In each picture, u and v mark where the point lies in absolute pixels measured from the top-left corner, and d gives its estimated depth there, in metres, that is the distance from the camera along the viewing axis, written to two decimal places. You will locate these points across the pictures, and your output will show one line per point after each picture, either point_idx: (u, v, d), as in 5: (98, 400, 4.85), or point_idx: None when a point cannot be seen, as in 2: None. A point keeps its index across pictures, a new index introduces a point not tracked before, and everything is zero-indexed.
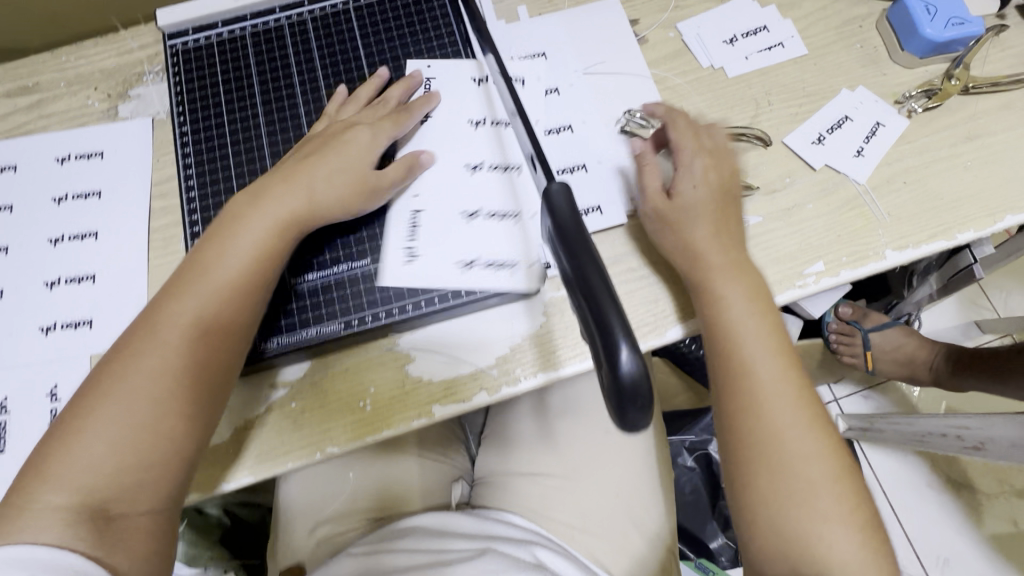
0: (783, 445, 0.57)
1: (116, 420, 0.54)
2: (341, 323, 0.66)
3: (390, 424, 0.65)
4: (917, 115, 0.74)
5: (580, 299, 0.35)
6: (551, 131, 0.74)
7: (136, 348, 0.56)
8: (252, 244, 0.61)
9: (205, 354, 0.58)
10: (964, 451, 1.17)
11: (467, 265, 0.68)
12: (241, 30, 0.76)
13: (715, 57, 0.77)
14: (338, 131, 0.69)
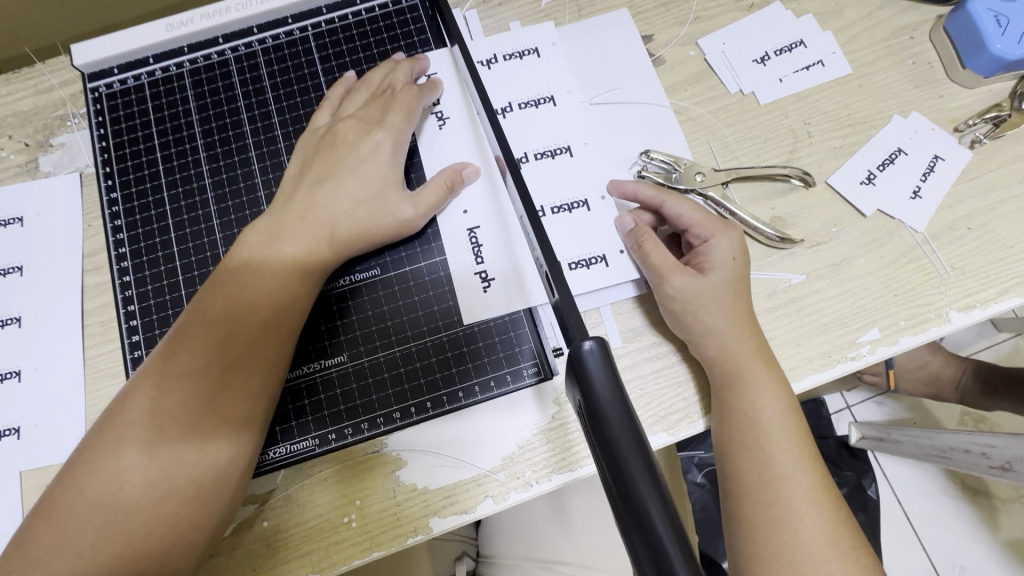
0: (822, 571, 0.46)
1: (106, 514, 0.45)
2: (315, 439, 0.57)
3: (381, 543, 0.55)
4: (982, 146, 0.63)
5: (639, 541, 0.29)
6: (541, 155, 0.63)
7: (101, 457, 0.46)
8: (232, 327, 0.50)
9: (185, 466, 0.47)
10: (990, 472, 0.91)
11: (475, 348, 0.58)
12: (178, 68, 0.64)
13: (745, 80, 0.66)
14: (350, 138, 0.58)
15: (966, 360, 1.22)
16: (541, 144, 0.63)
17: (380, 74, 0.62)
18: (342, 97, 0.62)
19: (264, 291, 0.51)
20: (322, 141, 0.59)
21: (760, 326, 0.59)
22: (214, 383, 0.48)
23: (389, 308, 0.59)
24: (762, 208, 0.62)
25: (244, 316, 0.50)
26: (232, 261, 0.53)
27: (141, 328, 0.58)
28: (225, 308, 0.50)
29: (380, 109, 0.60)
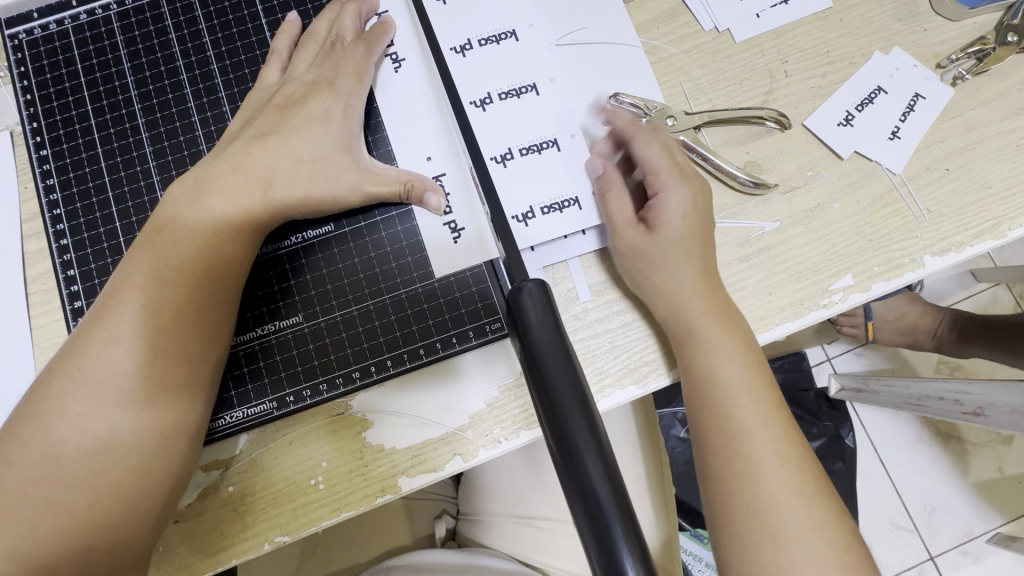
0: (789, 515, 0.46)
1: (48, 482, 0.45)
2: (272, 402, 0.55)
3: (349, 504, 0.54)
4: (964, 83, 0.61)
5: (578, 502, 0.30)
6: (505, 96, 0.60)
7: (33, 431, 0.45)
8: (159, 293, 0.48)
9: (123, 437, 0.46)
10: (960, 416, 0.94)
11: (446, 304, 0.56)
12: (103, 10, 0.58)
13: (720, 17, 0.62)
14: (296, 97, 0.54)
15: (943, 310, 1.23)
16: (505, 84, 0.60)
17: (325, 22, 0.57)
18: (288, 50, 0.57)
19: (192, 253, 0.49)
20: (266, 100, 0.55)
21: (731, 275, 0.58)
22: (144, 353, 0.47)
23: (344, 266, 0.57)
24: (736, 153, 0.60)
25: (172, 280, 0.48)
26: (168, 220, 0.50)
27: (83, 295, 0.56)
28: (151, 272, 0.48)
29: (328, 66, 0.56)
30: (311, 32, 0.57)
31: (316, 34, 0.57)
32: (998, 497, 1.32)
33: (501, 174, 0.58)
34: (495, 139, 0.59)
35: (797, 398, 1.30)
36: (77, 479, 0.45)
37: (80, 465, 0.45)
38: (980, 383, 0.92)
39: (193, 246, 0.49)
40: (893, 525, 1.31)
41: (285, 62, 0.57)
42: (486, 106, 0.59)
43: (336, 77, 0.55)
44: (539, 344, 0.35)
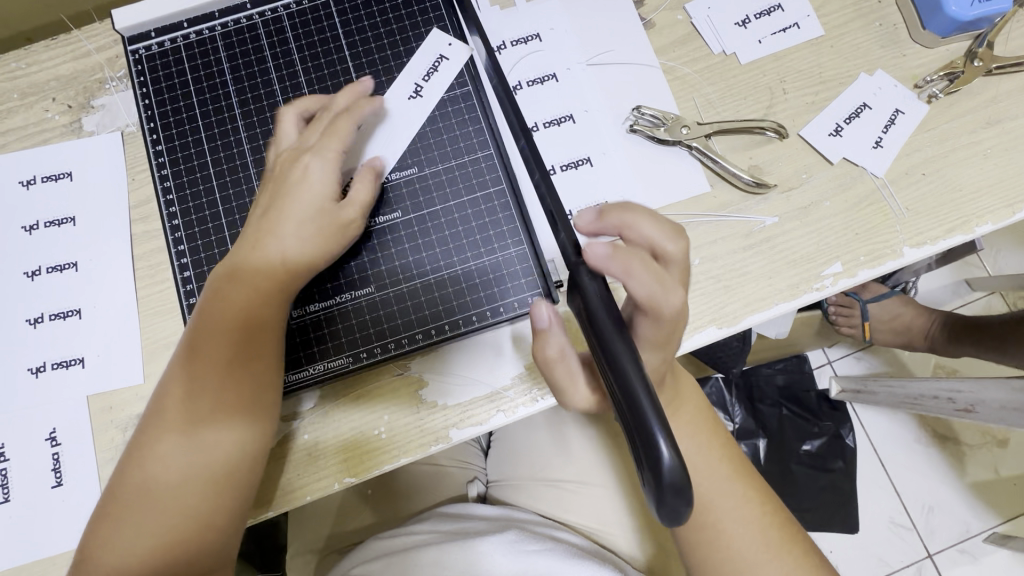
0: None
1: (149, 509, 0.54)
2: (348, 357, 0.64)
3: (408, 451, 0.64)
4: (938, 101, 0.70)
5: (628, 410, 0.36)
6: (549, 124, 0.70)
7: (132, 484, 0.55)
8: (225, 355, 0.56)
9: (206, 472, 0.55)
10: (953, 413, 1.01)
11: (495, 293, 0.65)
12: (209, 31, 0.69)
13: (727, 43, 0.72)
14: (285, 169, 0.59)
15: (936, 312, 1.31)
16: (548, 115, 0.70)
17: (347, 97, 0.63)
18: (294, 119, 0.63)
19: (241, 333, 0.56)
20: (274, 170, 0.61)
21: (736, 261, 0.67)
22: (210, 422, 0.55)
23: (411, 259, 0.66)
24: (741, 158, 0.69)
25: (228, 361, 0.56)
26: (227, 290, 0.57)
27: (191, 265, 0.66)
28: (214, 338, 0.56)
29: (328, 136, 0.59)
30: (330, 106, 0.62)
31: (336, 106, 0.62)
32: (992, 494, 1.39)
33: None
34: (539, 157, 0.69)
35: (800, 398, 1.37)
36: (170, 507, 0.54)
37: (172, 494, 0.54)
38: (972, 381, 1.00)
39: (250, 305, 0.57)
40: (892, 524, 1.38)
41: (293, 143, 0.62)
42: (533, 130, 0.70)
43: (335, 146, 0.59)
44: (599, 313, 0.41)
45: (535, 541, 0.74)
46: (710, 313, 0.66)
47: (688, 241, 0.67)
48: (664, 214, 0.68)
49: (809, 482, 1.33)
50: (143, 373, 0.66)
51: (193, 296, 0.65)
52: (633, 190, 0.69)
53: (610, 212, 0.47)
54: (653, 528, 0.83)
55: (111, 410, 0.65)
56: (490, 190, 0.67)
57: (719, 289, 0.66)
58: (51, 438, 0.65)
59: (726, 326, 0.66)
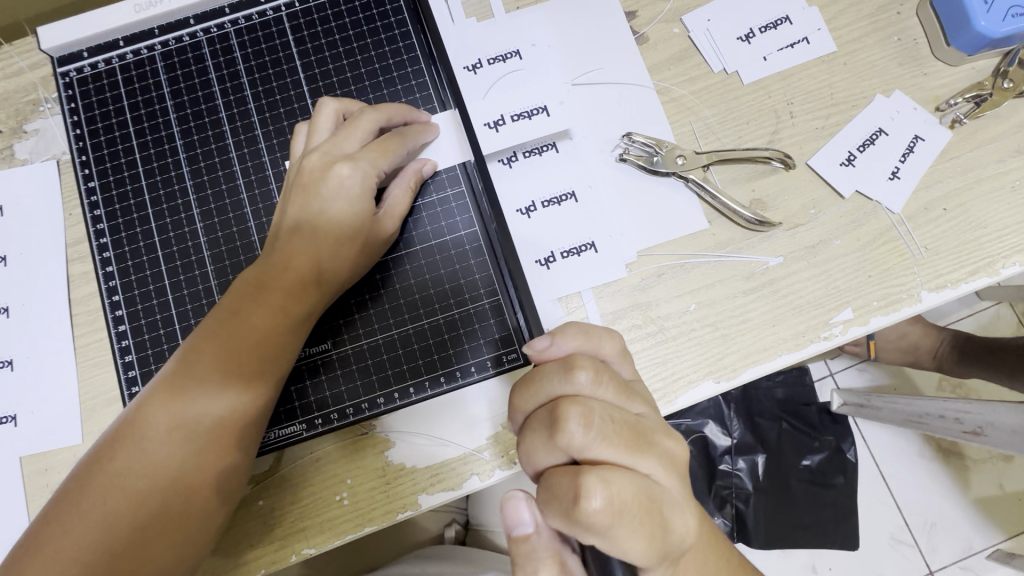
0: None
1: (98, 519, 0.47)
2: (302, 423, 0.59)
3: (373, 519, 0.58)
4: (961, 126, 0.63)
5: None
6: (529, 153, 0.63)
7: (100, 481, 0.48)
8: (230, 367, 0.50)
9: (174, 491, 0.48)
10: (961, 436, 0.95)
11: (464, 351, 0.60)
12: (149, 51, 0.62)
13: (729, 60, 0.65)
14: (316, 171, 0.52)
15: (946, 330, 1.25)
16: (530, 142, 0.63)
17: (401, 114, 0.58)
18: (334, 115, 0.56)
19: (254, 341, 0.51)
20: (301, 171, 0.53)
21: (736, 307, 0.61)
22: (204, 432, 0.49)
23: (373, 311, 0.60)
24: (742, 190, 0.63)
25: (235, 367, 0.51)
26: (239, 298, 0.52)
27: (127, 319, 0.60)
28: (217, 344, 0.51)
29: (375, 147, 0.53)
30: (382, 112, 0.56)
31: (387, 117, 0.56)
32: (998, 513, 1.33)
33: (524, 224, 0.62)
34: (518, 192, 0.62)
35: (801, 411, 1.28)
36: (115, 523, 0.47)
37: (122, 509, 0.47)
38: (980, 402, 0.93)
39: (256, 321, 0.51)
40: (893, 541, 1.32)
41: (312, 138, 0.55)
42: (511, 159, 0.63)
43: (381, 164, 0.53)
44: None
45: None
46: (707, 365, 0.60)
47: (684, 284, 0.61)
48: (657, 253, 0.62)
49: (807, 496, 1.25)
50: (81, 433, 0.60)
51: (128, 352, 0.59)
52: (623, 226, 0.62)
53: (535, 339, 0.44)
54: None
55: (47, 473, 0.59)
56: (459, 234, 0.61)
57: (717, 339, 0.60)
58: None
59: (724, 379, 0.60)
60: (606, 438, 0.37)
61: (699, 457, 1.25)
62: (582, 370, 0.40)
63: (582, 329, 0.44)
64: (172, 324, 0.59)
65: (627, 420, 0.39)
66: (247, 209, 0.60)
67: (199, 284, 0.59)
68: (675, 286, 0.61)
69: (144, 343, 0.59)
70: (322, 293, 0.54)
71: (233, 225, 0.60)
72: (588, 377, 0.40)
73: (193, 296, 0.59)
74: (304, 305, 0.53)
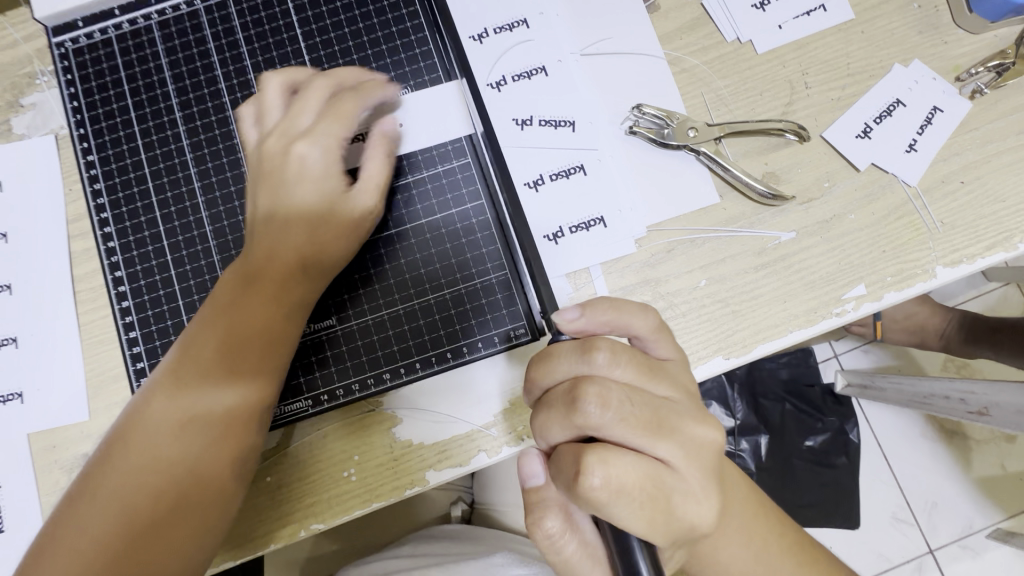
0: None
1: (111, 510, 0.47)
2: (308, 400, 0.58)
3: (380, 495, 0.58)
4: (982, 97, 0.62)
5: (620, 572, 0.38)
6: (545, 122, 0.61)
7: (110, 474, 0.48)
8: (233, 351, 0.51)
9: (186, 476, 0.49)
10: (965, 416, 0.95)
11: (472, 326, 0.59)
12: (145, 20, 0.61)
13: (743, 29, 0.63)
14: (276, 147, 0.53)
15: (954, 311, 1.23)
16: (547, 112, 0.61)
17: (353, 77, 0.57)
18: (281, 91, 0.56)
19: (255, 325, 0.51)
20: (263, 156, 0.53)
21: (747, 282, 0.60)
22: (208, 421, 0.50)
23: (379, 286, 0.59)
24: (754, 164, 0.61)
25: (239, 356, 0.51)
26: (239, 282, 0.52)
27: (130, 296, 0.59)
28: (218, 329, 0.51)
29: (330, 114, 0.53)
30: (331, 79, 0.56)
31: (338, 83, 0.56)
32: (999, 492, 1.34)
33: (533, 198, 0.61)
34: (527, 165, 0.61)
35: (805, 393, 1.29)
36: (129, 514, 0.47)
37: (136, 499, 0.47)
38: (986, 382, 0.93)
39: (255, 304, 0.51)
40: (895, 519, 1.33)
41: (265, 116, 0.56)
42: (525, 126, 0.61)
43: (340, 131, 0.53)
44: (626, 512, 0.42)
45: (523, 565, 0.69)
46: (716, 342, 0.59)
47: (694, 260, 0.60)
48: (667, 228, 0.60)
49: (810, 477, 1.25)
50: (88, 411, 0.59)
51: (132, 329, 0.58)
52: (632, 200, 0.61)
53: (565, 309, 0.44)
54: None
55: (55, 450, 0.59)
56: (465, 208, 0.60)
57: (727, 315, 0.59)
58: None
59: (734, 356, 0.59)
60: (624, 417, 0.38)
61: None
62: (599, 350, 0.40)
63: (611, 304, 0.44)
64: (175, 300, 0.59)
65: (650, 406, 0.39)
66: None
67: (201, 260, 0.58)
68: (684, 262, 0.60)
69: (147, 320, 0.58)
70: (313, 279, 0.53)
71: (235, 200, 0.59)
72: (606, 357, 0.40)
73: (197, 272, 0.59)
74: (297, 292, 0.52)
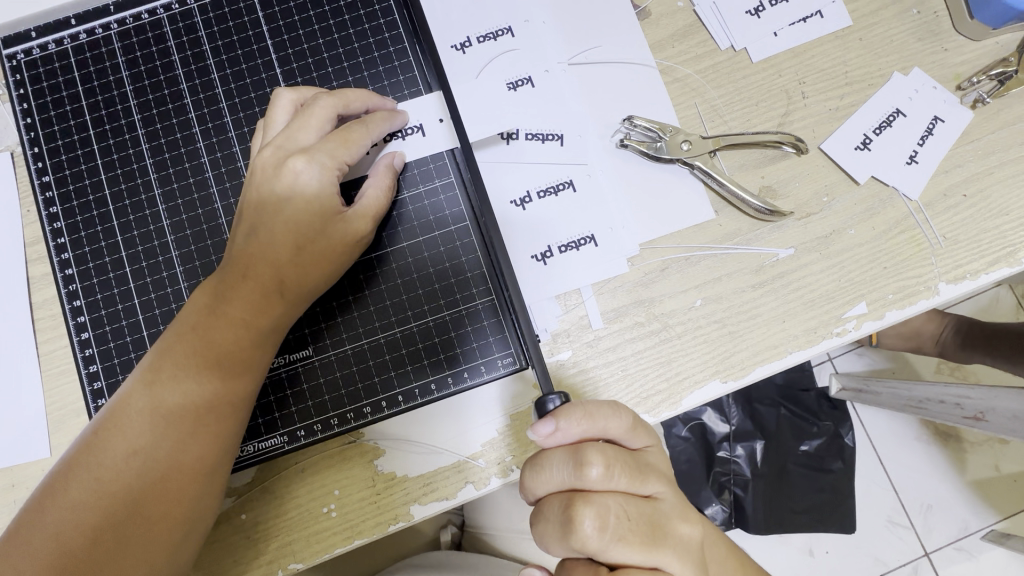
0: None
1: (69, 525, 0.45)
2: (284, 436, 0.55)
3: (362, 531, 0.55)
4: (984, 106, 0.59)
5: None
6: (532, 136, 0.58)
7: (71, 487, 0.46)
8: (205, 366, 0.48)
9: (148, 498, 0.46)
10: (960, 420, 0.93)
11: (458, 354, 0.56)
12: (104, 30, 0.57)
13: (737, 36, 0.60)
14: (272, 168, 0.49)
15: (949, 315, 1.22)
16: (534, 125, 0.58)
17: (362, 100, 0.53)
18: (290, 107, 0.52)
19: (231, 341, 0.48)
20: (255, 170, 0.50)
21: (745, 301, 0.57)
22: (174, 439, 0.47)
23: (357, 314, 0.56)
24: (751, 177, 0.59)
25: (210, 374, 0.48)
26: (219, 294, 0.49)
27: (90, 326, 0.55)
28: (191, 343, 0.48)
29: (334, 138, 0.50)
30: (340, 98, 0.52)
31: (346, 103, 0.52)
32: (993, 495, 1.33)
33: (519, 216, 0.58)
34: (513, 181, 0.58)
35: (800, 398, 1.25)
36: (90, 529, 0.45)
37: (96, 514, 0.45)
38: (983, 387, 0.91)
39: (231, 317, 0.49)
40: (891, 525, 1.32)
41: (266, 134, 0.52)
42: (511, 141, 0.58)
43: (340, 155, 0.50)
44: None
45: None
46: (713, 364, 0.57)
47: (689, 279, 0.57)
48: (661, 246, 0.58)
49: (806, 483, 1.23)
50: (49, 447, 0.56)
51: (93, 362, 0.55)
52: (624, 216, 0.58)
53: (540, 423, 0.38)
54: None
55: (13, 489, 0.55)
56: (449, 229, 0.57)
57: (725, 337, 0.57)
58: None
59: (732, 379, 0.56)
60: (623, 537, 0.38)
61: (698, 446, 1.23)
62: (593, 465, 0.38)
63: (586, 409, 0.40)
64: (138, 330, 0.55)
65: (646, 511, 0.39)
66: (218, 204, 0.56)
67: (167, 286, 0.55)
68: (679, 281, 0.57)
69: (110, 351, 0.55)
70: (286, 307, 0.50)
71: (202, 221, 0.55)
72: (599, 470, 0.38)
73: (161, 299, 0.55)
74: (266, 317, 0.49)
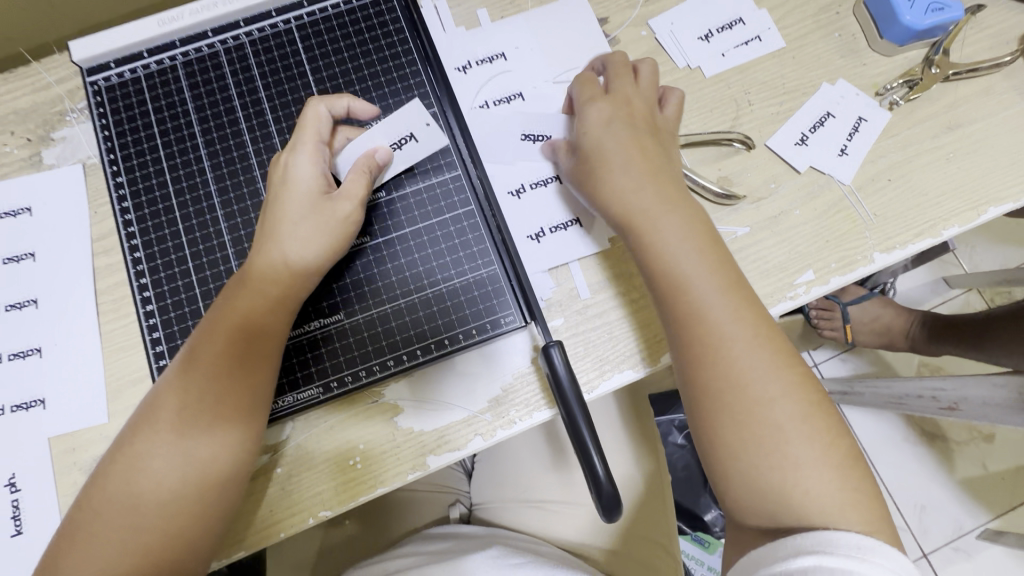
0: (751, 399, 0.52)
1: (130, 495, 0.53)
2: (319, 387, 0.63)
3: (385, 480, 0.62)
4: (899, 108, 0.72)
5: (586, 434, 0.53)
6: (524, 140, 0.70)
7: (127, 464, 0.54)
8: (232, 345, 0.56)
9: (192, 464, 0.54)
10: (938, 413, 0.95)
11: (467, 315, 0.65)
12: (171, 60, 0.69)
13: (691, 56, 0.73)
14: (277, 167, 0.62)
15: (915, 311, 1.31)
16: (523, 131, 0.70)
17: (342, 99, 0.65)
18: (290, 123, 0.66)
19: (253, 321, 0.57)
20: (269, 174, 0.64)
21: None
22: (210, 411, 0.55)
23: (382, 282, 0.65)
24: (710, 169, 0.70)
25: (236, 352, 0.56)
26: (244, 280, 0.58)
27: (154, 299, 0.64)
28: (220, 328, 0.57)
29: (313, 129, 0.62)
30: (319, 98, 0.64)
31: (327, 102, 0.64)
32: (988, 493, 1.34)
33: (515, 204, 0.68)
34: (509, 175, 0.69)
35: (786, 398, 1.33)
36: (147, 498, 0.53)
37: (152, 483, 0.53)
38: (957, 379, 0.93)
39: (253, 299, 0.57)
40: None
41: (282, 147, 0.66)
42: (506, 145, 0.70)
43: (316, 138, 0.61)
44: (572, 391, 0.55)
45: (520, 555, 0.70)
46: None
47: None
48: None
49: None
50: (108, 413, 0.64)
51: (156, 330, 0.63)
52: None
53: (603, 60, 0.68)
54: (640, 547, 0.79)
55: (74, 452, 0.63)
56: (458, 212, 0.67)
57: None
58: (10, 484, 0.62)
59: None
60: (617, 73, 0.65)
61: (696, 451, 1.24)
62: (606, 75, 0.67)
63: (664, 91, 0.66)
64: (196, 302, 0.63)
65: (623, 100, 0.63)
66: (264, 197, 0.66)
67: (220, 265, 0.64)
68: None
69: (170, 321, 0.63)
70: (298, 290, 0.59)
71: (251, 211, 0.65)
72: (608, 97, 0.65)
73: (216, 276, 0.64)
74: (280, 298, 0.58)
